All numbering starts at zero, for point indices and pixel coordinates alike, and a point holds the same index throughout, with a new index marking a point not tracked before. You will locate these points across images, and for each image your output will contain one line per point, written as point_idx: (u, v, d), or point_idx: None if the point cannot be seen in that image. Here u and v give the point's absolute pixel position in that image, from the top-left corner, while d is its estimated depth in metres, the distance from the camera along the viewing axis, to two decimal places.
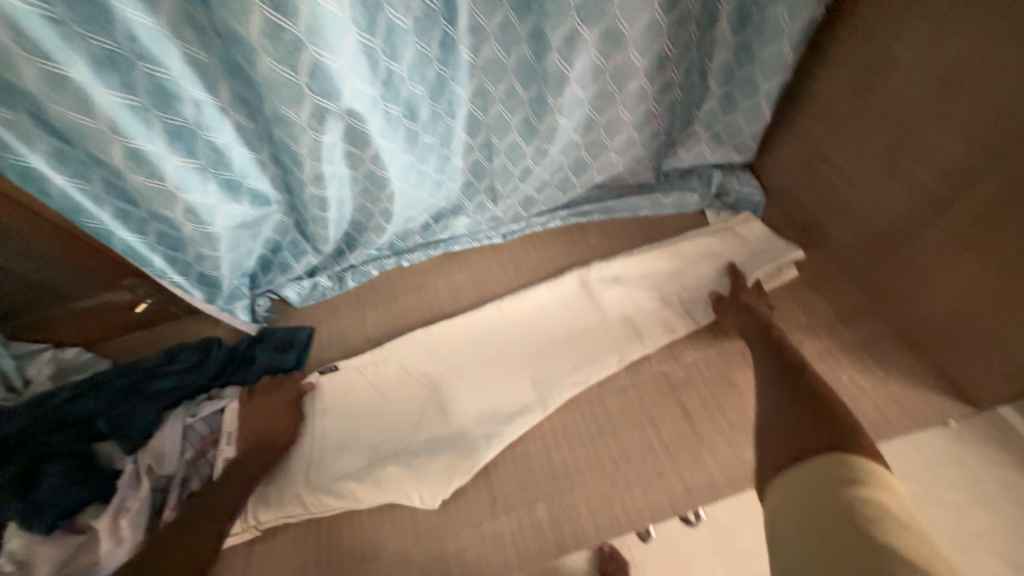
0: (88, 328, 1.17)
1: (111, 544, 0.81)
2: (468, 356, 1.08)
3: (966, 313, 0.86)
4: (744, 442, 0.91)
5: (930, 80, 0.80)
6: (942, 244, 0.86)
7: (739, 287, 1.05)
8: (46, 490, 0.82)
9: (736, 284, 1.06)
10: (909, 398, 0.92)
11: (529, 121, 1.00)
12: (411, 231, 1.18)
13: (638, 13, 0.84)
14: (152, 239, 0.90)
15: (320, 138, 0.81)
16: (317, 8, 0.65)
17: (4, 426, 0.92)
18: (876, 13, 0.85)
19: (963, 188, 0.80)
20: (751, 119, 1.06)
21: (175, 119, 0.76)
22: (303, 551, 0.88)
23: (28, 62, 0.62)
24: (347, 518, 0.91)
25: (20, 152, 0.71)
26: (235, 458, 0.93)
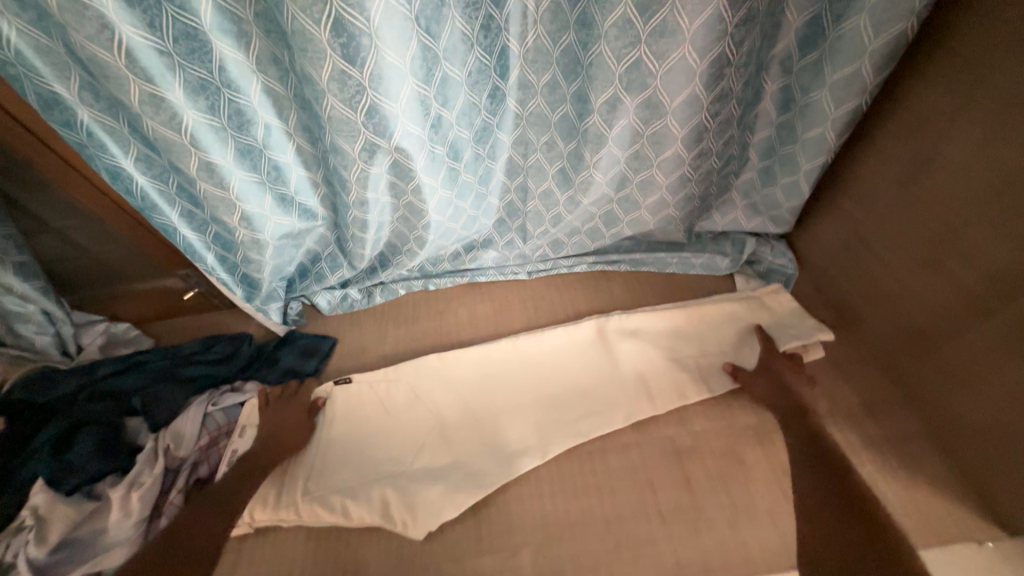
0: (140, 308, 1.28)
1: (120, 515, 0.86)
2: (477, 388, 1.09)
3: (1004, 429, 0.80)
4: (747, 526, 0.86)
5: (982, 183, 0.78)
6: (984, 350, 0.81)
7: (772, 356, 1.02)
8: (77, 456, 0.90)
9: (769, 353, 1.03)
10: (934, 509, 0.85)
11: (565, 172, 1.04)
12: (442, 258, 1.24)
13: (680, 87, 0.86)
14: (209, 238, 0.99)
15: (368, 169, 0.88)
16: (381, 61, 0.72)
17: (55, 389, 1.02)
18: (926, 108, 0.84)
19: (1009, 296, 0.76)
20: (790, 195, 1.06)
21: (247, 139, 0.85)
22: (288, 557, 0.90)
23: (135, 84, 0.71)
24: (335, 532, 0.92)
25: (114, 154, 0.81)
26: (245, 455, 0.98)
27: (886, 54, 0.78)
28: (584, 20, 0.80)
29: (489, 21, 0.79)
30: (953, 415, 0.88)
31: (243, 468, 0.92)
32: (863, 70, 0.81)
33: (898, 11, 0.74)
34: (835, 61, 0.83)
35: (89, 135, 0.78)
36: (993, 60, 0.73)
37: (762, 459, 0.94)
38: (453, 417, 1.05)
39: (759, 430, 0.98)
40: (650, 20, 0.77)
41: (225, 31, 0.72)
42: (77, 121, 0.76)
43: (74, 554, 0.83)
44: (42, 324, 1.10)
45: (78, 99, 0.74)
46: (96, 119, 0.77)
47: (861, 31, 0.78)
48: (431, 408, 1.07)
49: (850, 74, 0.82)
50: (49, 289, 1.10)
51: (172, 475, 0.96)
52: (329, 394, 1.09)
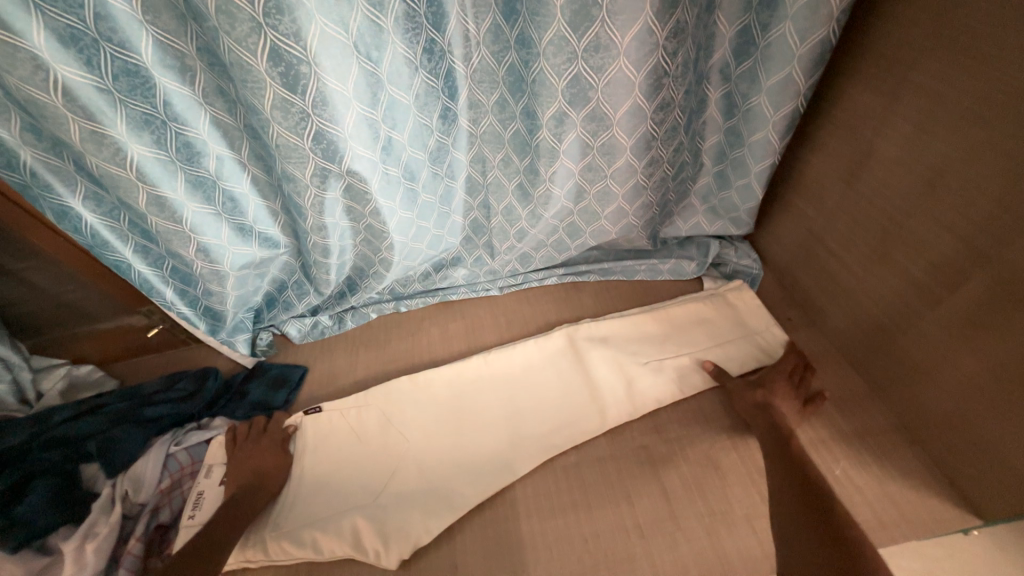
0: (103, 348, 1.24)
1: (73, 570, 0.81)
2: (449, 408, 1.07)
3: (965, 413, 0.81)
4: (724, 532, 0.85)
5: (914, 177, 0.81)
6: (936, 338, 0.83)
7: (785, 368, 0.99)
8: (26, 508, 0.85)
9: (784, 366, 1.00)
10: (908, 499, 0.85)
11: (524, 187, 1.06)
12: (412, 279, 1.23)
13: (623, 99, 0.89)
14: (166, 272, 0.98)
15: (322, 195, 0.89)
16: (323, 88, 0.73)
17: (5, 440, 0.97)
18: (857, 108, 0.88)
19: (953, 282, 0.78)
20: (745, 197, 1.08)
21: (197, 171, 0.85)
22: None
23: (75, 123, 0.71)
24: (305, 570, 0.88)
25: (60, 193, 0.81)
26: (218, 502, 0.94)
27: (814, 59, 0.82)
28: (523, 40, 0.83)
29: (431, 44, 0.81)
30: (918, 404, 0.89)
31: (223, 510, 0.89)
32: (795, 74, 0.85)
33: (819, 18, 0.78)
34: (769, 67, 0.87)
35: (32, 176, 0.77)
36: (913, 59, 0.77)
37: (737, 461, 0.93)
38: (424, 439, 1.02)
39: (733, 432, 0.97)
40: (584, 35, 0.80)
41: (167, 67, 0.73)
42: (19, 162, 0.76)
43: None
44: None
45: (19, 140, 0.74)
46: (39, 159, 0.77)
47: (788, 38, 0.82)
48: (402, 431, 1.04)
49: (783, 79, 0.86)
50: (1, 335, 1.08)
51: (131, 523, 0.92)
52: (301, 423, 1.06)
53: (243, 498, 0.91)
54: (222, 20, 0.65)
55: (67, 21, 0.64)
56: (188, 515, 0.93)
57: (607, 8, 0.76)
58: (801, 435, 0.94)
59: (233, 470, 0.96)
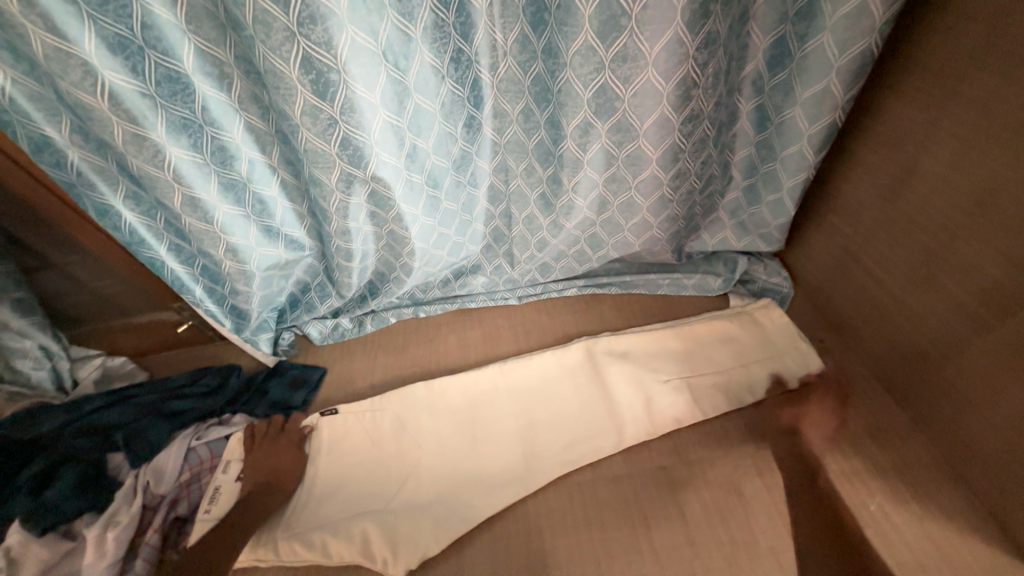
0: (136, 341, 1.29)
1: (93, 556, 0.84)
2: (463, 416, 1.06)
3: (1019, 453, 0.74)
4: (747, 564, 0.80)
5: (962, 196, 0.76)
6: (985, 369, 0.77)
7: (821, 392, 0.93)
8: (54, 495, 0.88)
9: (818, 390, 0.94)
10: (952, 543, 0.78)
11: (546, 197, 1.05)
12: (432, 285, 1.24)
13: (649, 110, 0.87)
14: (197, 270, 1.01)
15: (347, 199, 0.90)
16: (351, 95, 0.75)
17: (41, 425, 1.02)
18: (900, 122, 0.84)
19: (1006, 309, 0.73)
20: (776, 212, 1.05)
21: (230, 174, 0.88)
22: None
23: (119, 125, 0.75)
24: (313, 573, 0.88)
25: (102, 192, 0.85)
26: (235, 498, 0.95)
27: (853, 71, 0.79)
28: (549, 49, 0.83)
29: (458, 54, 0.81)
30: (963, 439, 0.83)
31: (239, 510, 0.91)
32: (833, 86, 0.82)
33: (860, 29, 0.75)
34: (805, 79, 0.84)
35: (78, 175, 0.82)
36: (962, 72, 0.73)
37: (763, 490, 0.88)
38: (436, 447, 1.02)
39: (757, 458, 0.93)
40: (612, 46, 0.79)
41: (206, 74, 0.76)
42: (67, 161, 0.80)
43: None
44: (39, 359, 1.12)
45: (68, 140, 0.78)
46: (85, 159, 0.81)
47: (827, 49, 0.79)
48: (415, 437, 1.03)
49: (820, 91, 0.83)
50: (44, 325, 1.14)
51: (151, 514, 0.95)
52: (314, 429, 1.07)
53: (258, 498, 0.94)
54: (258, 29, 0.67)
55: (116, 29, 0.67)
56: (204, 509, 0.93)
57: (635, 18, 0.75)
58: (832, 465, 0.89)
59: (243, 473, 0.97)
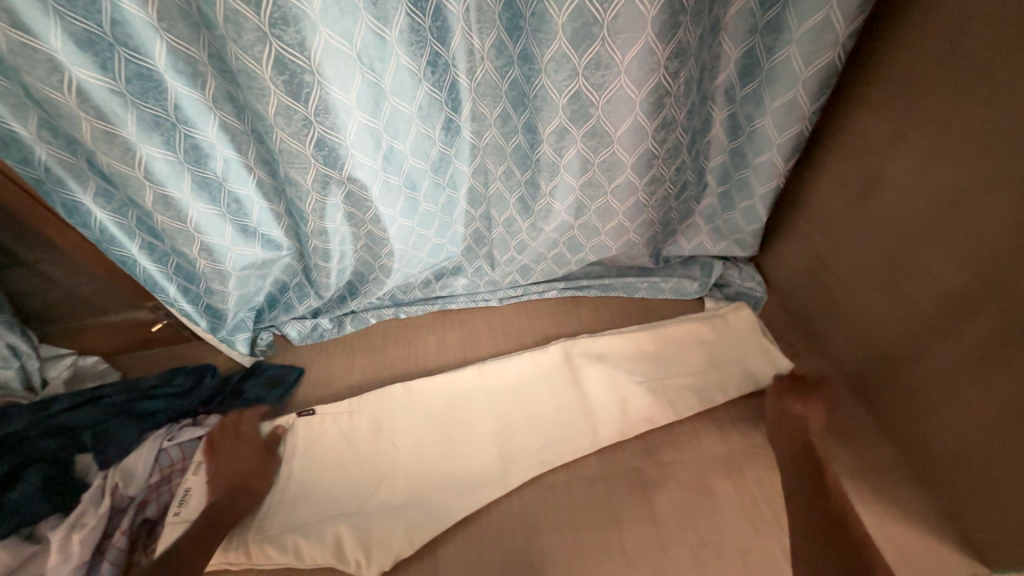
0: (109, 341, 1.27)
1: (57, 560, 0.82)
2: (440, 417, 1.06)
3: (974, 453, 0.77)
4: (714, 564, 0.82)
5: (923, 206, 0.79)
6: (943, 372, 0.80)
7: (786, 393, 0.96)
8: (18, 496, 0.87)
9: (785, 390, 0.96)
10: (908, 541, 0.81)
11: (524, 200, 1.06)
12: (412, 286, 1.24)
13: (623, 116, 0.89)
14: (171, 269, 1.00)
15: (324, 199, 0.90)
16: (326, 96, 0.75)
17: (6, 425, 1.00)
18: (867, 133, 0.86)
19: (962, 315, 0.76)
20: (749, 218, 1.07)
21: (204, 172, 0.87)
22: None
23: (87, 122, 0.74)
24: None
25: (71, 189, 0.83)
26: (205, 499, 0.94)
27: (819, 83, 0.82)
28: (525, 55, 0.84)
29: (435, 58, 0.82)
30: (923, 441, 0.86)
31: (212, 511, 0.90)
32: (800, 97, 0.84)
33: (825, 42, 0.77)
34: (774, 89, 0.86)
35: (46, 171, 0.80)
36: (922, 86, 0.75)
37: (731, 490, 0.90)
38: (411, 449, 1.01)
39: (727, 459, 0.95)
40: (585, 53, 0.80)
41: (179, 72, 0.75)
42: (34, 157, 0.79)
43: None
44: (6, 358, 1.10)
45: (35, 136, 0.77)
46: (54, 156, 0.79)
47: (794, 61, 0.81)
48: (391, 438, 1.03)
49: (789, 101, 0.86)
50: (12, 323, 1.12)
51: (118, 516, 0.93)
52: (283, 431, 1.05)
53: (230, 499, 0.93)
54: (229, 28, 0.67)
55: (85, 26, 0.66)
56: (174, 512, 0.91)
57: (607, 27, 0.77)
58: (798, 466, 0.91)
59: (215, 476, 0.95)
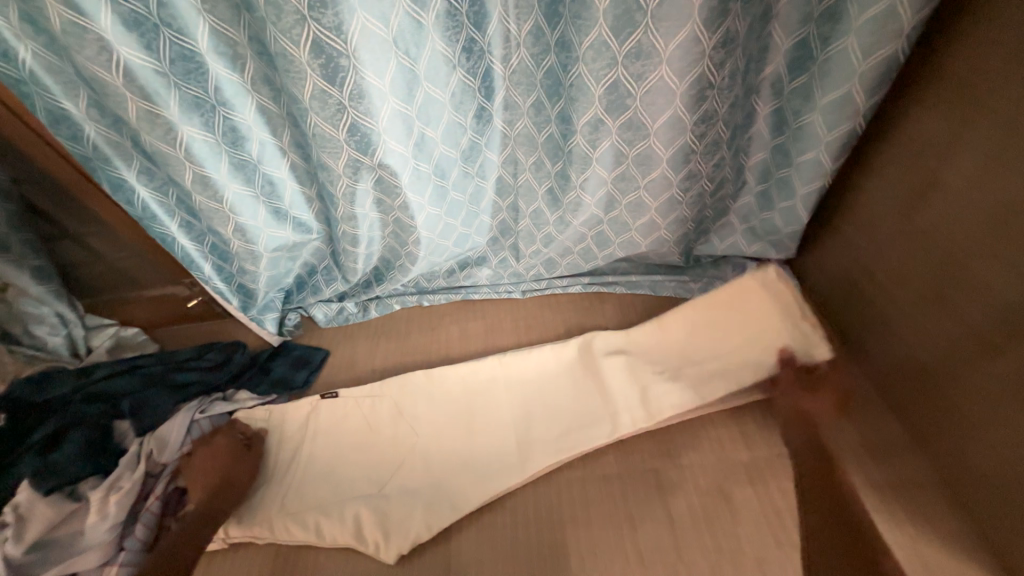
0: (148, 314, 1.33)
1: (97, 517, 0.89)
2: (459, 406, 1.06)
3: (1020, 481, 0.72)
4: (731, 573, 0.80)
5: (981, 213, 0.73)
6: (991, 392, 0.75)
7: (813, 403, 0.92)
8: (62, 457, 0.93)
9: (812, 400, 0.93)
10: (943, 566, 0.77)
11: (554, 192, 1.05)
12: (437, 274, 1.24)
13: (661, 108, 0.85)
14: (207, 248, 1.03)
15: (354, 185, 0.91)
16: (360, 81, 0.75)
17: (54, 389, 1.06)
18: (924, 132, 0.80)
19: (1016, 333, 0.70)
20: (788, 219, 1.02)
21: (241, 155, 0.89)
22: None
23: (133, 102, 0.76)
24: (306, 552, 0.91)
25: (117, 166, 0.86)
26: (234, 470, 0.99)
27: (878, 77, 0.76)
28: (563, 43, 0.81)
29: (471, 44, 0.81)
30: (964, 463, 0.81)
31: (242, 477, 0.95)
32: (855, 93, 0.79)
33: (887, 33, 0.72)
34: (826, 83, 0.81)
35: (94, 149, 0.83)
36: (991, 83, 0.69)
37: (752, 499, 0.88)
38: (429, 435, 1.02)
39: (751, 467, 0.92)
40: (625, 41, 0.77)
41: (220, 54, 0.77)
42: (83, 135, 0.81)
43: (49, 555, 0.85)
44: (55, 325, 1.18)
45: (85, 115, 0.80)
46: (102, 134, 0.82)
47: (850, 53, 0.76)
48: (410, 424, 1.04)
49: (842, 96, 0.80)
50: (60, 292, 1.18)
51: (153, 481, 0.98)
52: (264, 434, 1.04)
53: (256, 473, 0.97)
54: (269, 11, 0.67)
55: (133, 6, 0.68)
56: None
57: (651, 13, 0.74)
58: None
59: (211, 464, 0.96)
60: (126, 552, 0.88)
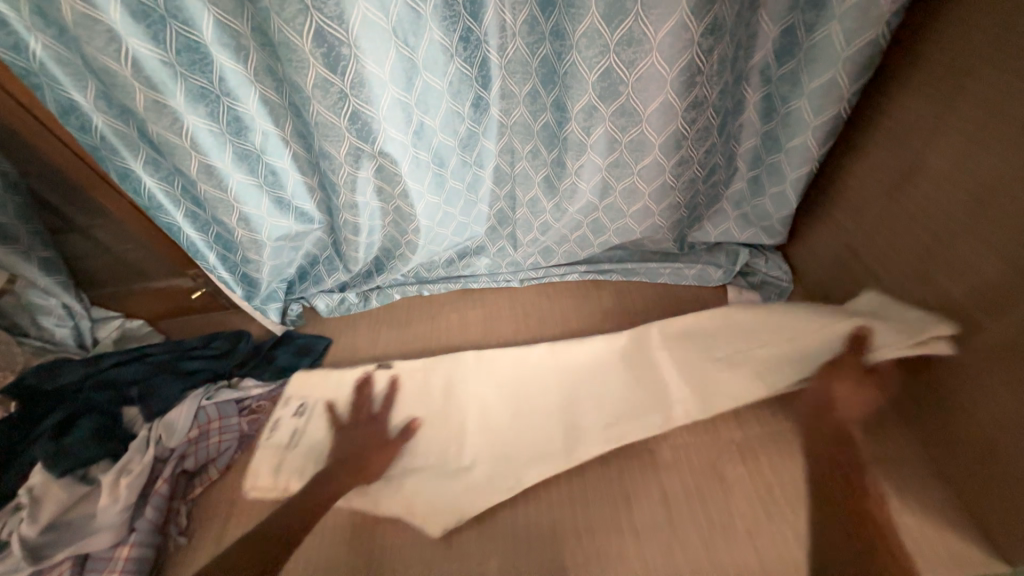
0: (153, 306, 1.35)
1: (109, 501, 0.91)
2: (508, 386, 1.09)
3: (999, 451, 0.75)
4: (723, 545, 0.83)
5: (963, 193, 0.76)
6: (974, 367, 0.78)
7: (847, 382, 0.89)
8: (74, 441, 0.96)
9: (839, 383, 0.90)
10: (927, 536, 0.80)
11: (550, 180, 1.07)
12: (436, 264, 1.26)
13: (653, 95, 0.88)
14: (211, 238, 1.06)
15: (355, 173, 0.93)
16: (361, 69, 0.77)
17: (65, 376, 1.09)
18: (908, 117, 0.83)
19: (997, 308, 0.73)
20: (779, 205, 1.05)
21: (245, 145, 0.92)
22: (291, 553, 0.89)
23: (141, 93, 0.78)
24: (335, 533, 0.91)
25: (124, 157, 0.88)
26: (299, 427, 1.06)
27: (861, 62, 0.79)
28: (557, 32, 0.84)
29: (467, 34, 0.83)
30: (949, 440, 0.83)
31: (310, 438, 1.04)
32: (840, 78, 0.82)
33: (869, 19, 0.75)
34: (812, 69, 0.84)
35: (102, 140, 0.85)
36: (970, 66, 0.72)
37: (743, 475, 0.91)
38: (478, 414, 1.05)
39: (742, 445, 0.95)
40: (617, 29, 0.80)
41: (223, 45, 0.79)
42: (91, 126, 0.84)
43: (63, 536, 0.88)
44: (62, 317, 1.21)
45: (93, 106, 0.82)
46: (109, 125, 0.84)
47: (834, 39, 0.79)
48: (460, 399, 1.08)
49: (827, 82, 0.83)
50: (67, 284, 1.21)
51: (161, 465, 1.00)
52: (264, 420, 1.10)
53: (313, 435, 1.05)
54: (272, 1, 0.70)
55: None
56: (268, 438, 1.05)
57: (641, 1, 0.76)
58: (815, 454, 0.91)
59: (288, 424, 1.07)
60: (137, 533, 0.90)
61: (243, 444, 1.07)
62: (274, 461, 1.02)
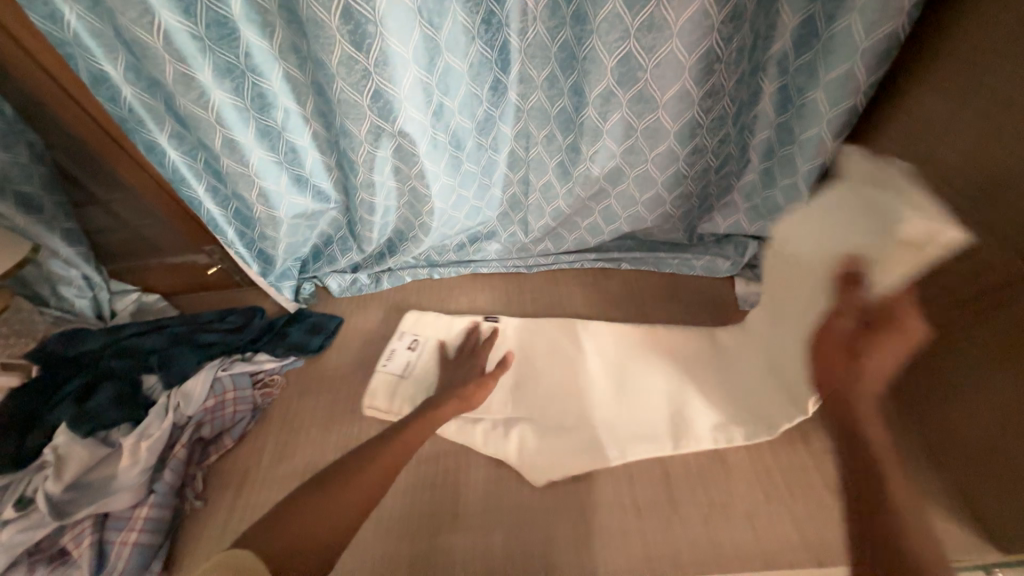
0: (169, 281, 1.38)
1: (128, 463, 0.95)
2: (613, 354, 1.10)
3: (997, 440, 0.77)
4: (722, 524, 0.85)
5: (968, 187, 0.77)
6: (971, 359, 0.79)
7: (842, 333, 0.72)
8: (96, 404, 1.00)
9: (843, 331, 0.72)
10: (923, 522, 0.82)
11: (564, 166, 1.08)
12: (448, 248, 1.28)
13: (671, 81, 0.90)
14: (230, 213, 1.08)
15: (374, 151, 0.95)
16: (384, 47, 0.79)
17: (87, 343, 1.13)
18: (923, 111, 0.84)
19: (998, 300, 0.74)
20: (790, 197, 1.04)
21: (267, 121, 0.94)
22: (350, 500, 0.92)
23: (170, 65, 0.81)
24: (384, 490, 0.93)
25: (150, 129, 0.91)
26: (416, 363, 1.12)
27: (879, 53, 0.80)
28: (578, 16, 0.85)
29: (489, 16, 0.85)
30: (947, 429, 0.84)
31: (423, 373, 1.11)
32: (856, 71, 0.83)
33: (889, 10, 0.76)
34: (829, 60, 0.84)
35: (130, 111, 0.88)
36: (985, 61, 0.73)
37: (745, 460, 0.93)
38: (585, 378, 1.06)
39: None
40: (638, 14, 0.81)
41: (251, 21, 0.81)
42: (121, 97, 0.86)
43: (85, 494, 0.92)
44: (82, 288, 1.23)
45: (123, 78, 0.84)
46: (137, 97, 0.86)
47: (852, 31, 0.79)
48: (570, 364, 1.09)
49: (844, 73, 0.84)
50: (89, 256, 1.23)
51: (178, 432, 1.03)
52: (277, 394, 1.13)
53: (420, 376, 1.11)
54: None
55: None
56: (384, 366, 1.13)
57: None
58: (817, 442, 0.93)
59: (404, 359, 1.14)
60: (155, 495, 0.93)
61: (257, 416, 1.10)
62: (389, 388, 1.09)
